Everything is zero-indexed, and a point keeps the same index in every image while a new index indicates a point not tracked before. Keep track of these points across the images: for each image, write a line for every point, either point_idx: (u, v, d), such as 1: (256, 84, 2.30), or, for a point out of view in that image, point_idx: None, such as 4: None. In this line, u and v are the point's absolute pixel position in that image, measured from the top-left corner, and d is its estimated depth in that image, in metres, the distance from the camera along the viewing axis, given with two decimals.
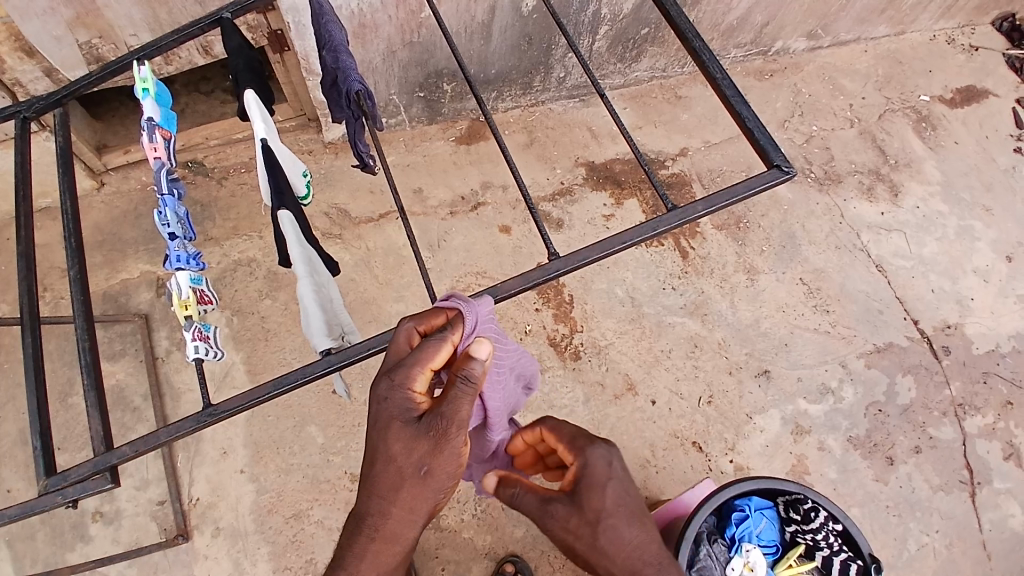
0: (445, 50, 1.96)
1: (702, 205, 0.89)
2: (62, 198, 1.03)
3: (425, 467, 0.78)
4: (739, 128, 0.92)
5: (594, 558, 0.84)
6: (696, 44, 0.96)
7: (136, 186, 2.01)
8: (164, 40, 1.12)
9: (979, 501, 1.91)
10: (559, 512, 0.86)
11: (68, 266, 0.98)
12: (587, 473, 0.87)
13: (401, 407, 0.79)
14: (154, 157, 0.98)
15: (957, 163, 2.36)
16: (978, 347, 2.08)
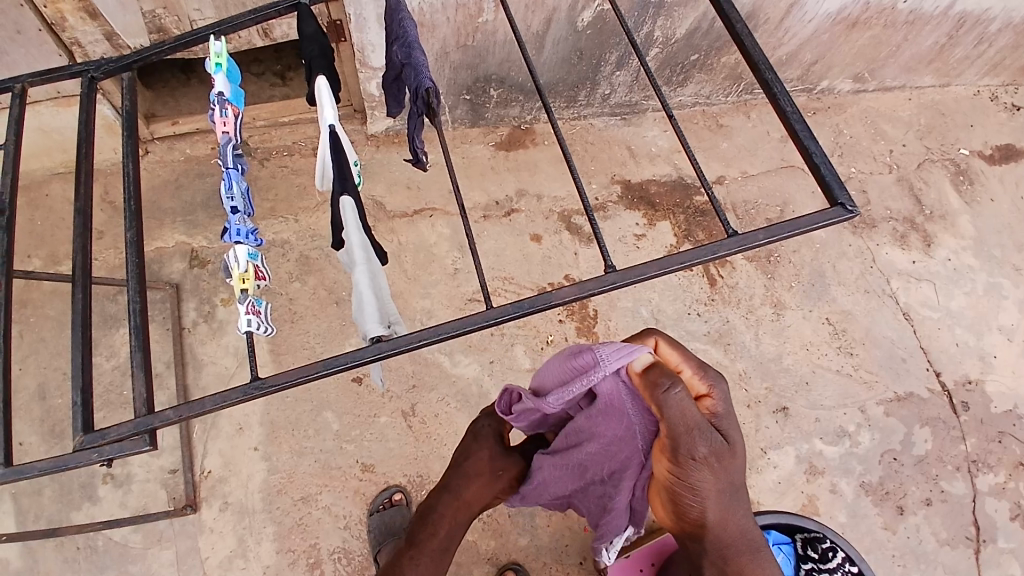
0: (497, 57, 1.98)
1: (764, 233, 0.89)
2: (126, 161, 1.05)
3: (498, 473, 1.14)
4: (805, 162, 0.92)
5: (712, 499, 0.89)
6: (768, 75, 0.97)
7: (179, 157, 2.04)
8: (240, 18, 1.14)
9: (983, 559, 1.89)
10: (706, 449, 0.87)
11: (126, 227, 0.99)
12: (722, 414, 0.93)
13: (490, 430, 1.17)
14: (222, 131, 0.99)
15: (991, 220, 2.35)
16: (996, 406, 2.06)
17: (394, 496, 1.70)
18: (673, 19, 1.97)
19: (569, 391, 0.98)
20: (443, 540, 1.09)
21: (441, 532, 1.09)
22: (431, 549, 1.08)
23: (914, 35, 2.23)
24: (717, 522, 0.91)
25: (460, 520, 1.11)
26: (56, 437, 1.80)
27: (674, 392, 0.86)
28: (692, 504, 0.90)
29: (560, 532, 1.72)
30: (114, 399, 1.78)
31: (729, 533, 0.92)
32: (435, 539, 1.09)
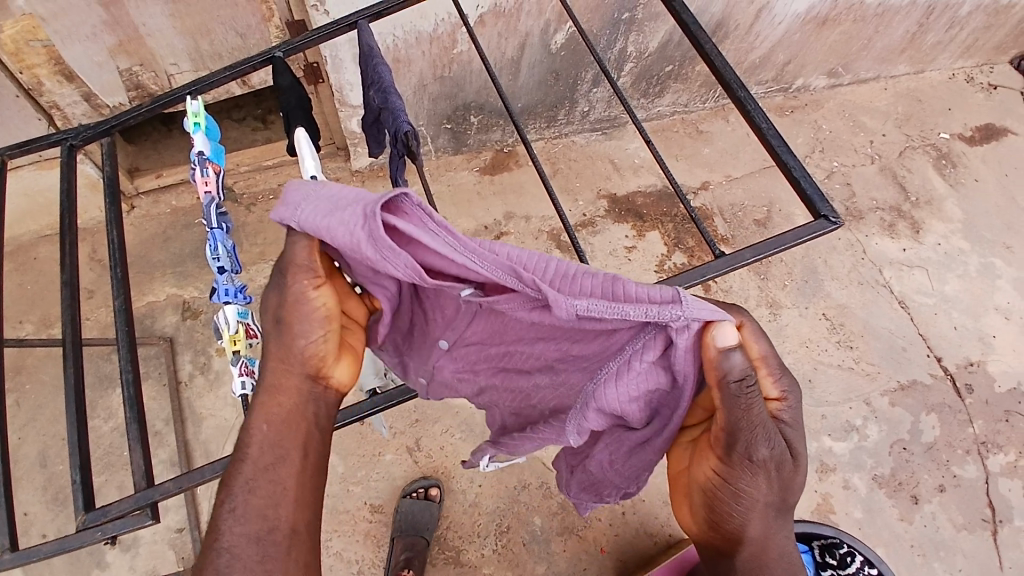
0: (474, 85, 2.01)
1: (751, 252, 0.89)
2: (110, 228, 1.05)
3: (283, 316, 0.75)
4: (785, 176, 0.92)
5: (758, 515, 0.71)
6: (740, 93, 0.97)
7: (165, 210, 2.05)
8: (215, 75, 1.14)
9: (1001, 540, 1.81)
10: (767, 453, 0.68)
11: (114, 295, 0.98)
12: (793, 427, 0.72)
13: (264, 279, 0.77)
14: (204, 191, 0.99)
15: (978, 200, 2.36)
16: (1000, 386, 2.03)
17: (431, 490, 1.70)
18: (645, 34, 2.00)
19: (617, 314, 0.68)
20: (271, 452, 0.72)
21: (256, 446, 0.73)
22: (249, 476, 0.70)
23: (884, 26, 2.27)
24: (757, 541, 0.73)
25: (272, 417, 0.74)
26: (58, 504, 1.78)
27: (745, 384, 0.64)
28: (736, 512, 0.71)
29: (577, 556, 1.70)
30: (115, 461, 1.77)
31: (768, 562, 0.73)
32: (248, 463, 0.71)
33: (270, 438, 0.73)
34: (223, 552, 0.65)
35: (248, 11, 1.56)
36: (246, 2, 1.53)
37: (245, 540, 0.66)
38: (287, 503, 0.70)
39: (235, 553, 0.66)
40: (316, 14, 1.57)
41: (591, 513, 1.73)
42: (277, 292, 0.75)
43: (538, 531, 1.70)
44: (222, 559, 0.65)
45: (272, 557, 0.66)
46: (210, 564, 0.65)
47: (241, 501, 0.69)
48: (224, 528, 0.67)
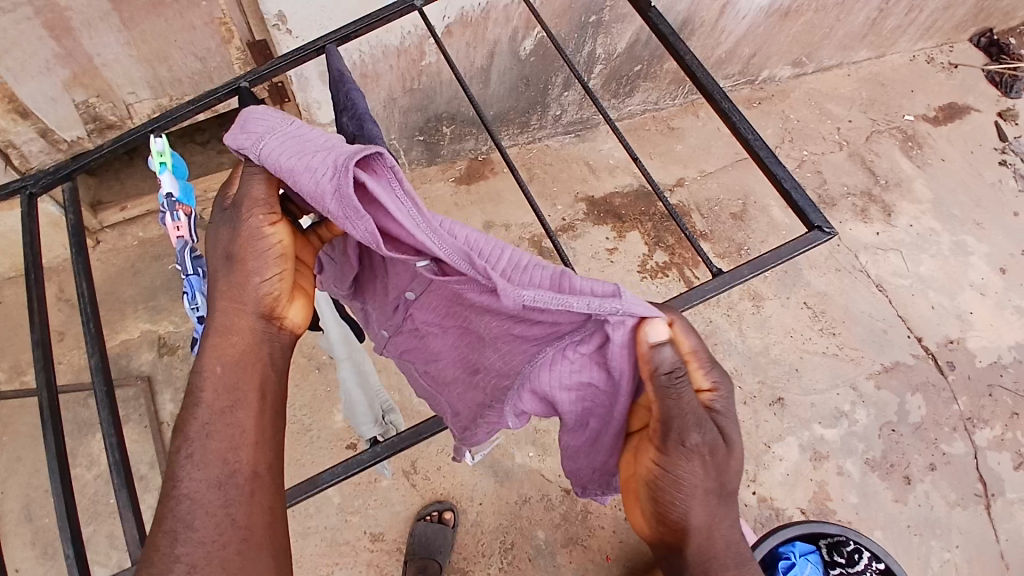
0: (445, 96, 1.98)
1: (748, 268, 0.89)
2: (79, 279, 0.95)
3: (236, 253, 0.77)
4: (776, 189, 0.92)
5: (698, 504, 0.71)
6: (725, 105, 0.96)
7: (132, 242, 1.97)
8: (178, 110, 1.09)
9: (994, 514, 1.86)
10: (702, 440, 0.69)
11: (89, 353, 0.89)
12: (728, 419, 0.74)
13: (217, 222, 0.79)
14: (177, 236, 0.95)
15: (945, 180, 2.42)
16: (981, 361, 2.08)
17: (446, 513, 1.68)
18: (612, 36, 1.99)
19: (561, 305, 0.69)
20: (227, 394, 0.74)
21: (210, 388, 0.74)
22: (205, 420, 0.72)
23: (845, 15, 2.30)
24: (701, 533, 0.73)
25: (226, 360, 0.75)
26: (49, 557, 1.70)
27: (675, 374, 0.67)
28: (682, 503, 0.71)
29: (584, 566, 1.69)
30: (101, 510, 1.69)
31: (717, 554, 0.73)
32: (204, 408, 0.73)
33: (225, 380, 0.75)
34: (184, 500, 0.67)
35: (206, 34, 1.50)
36: (204, 24, 1.47)
37: (204, 485, 0.68)
38: (242, 447, 0.72)
39: (196, 499, 0.67)
40: (278, 33, 1.52)
41: (595, 521, 1.72)
42: (231, 229, 0.78)
43: (543, 545, 1.69)
44: (182, 506, 0.67)
45: (232, 501, 0.68)
46: (171, 511, 0.67)
47: (198, 447, 0.70)
48: (184, 477, 0.69)
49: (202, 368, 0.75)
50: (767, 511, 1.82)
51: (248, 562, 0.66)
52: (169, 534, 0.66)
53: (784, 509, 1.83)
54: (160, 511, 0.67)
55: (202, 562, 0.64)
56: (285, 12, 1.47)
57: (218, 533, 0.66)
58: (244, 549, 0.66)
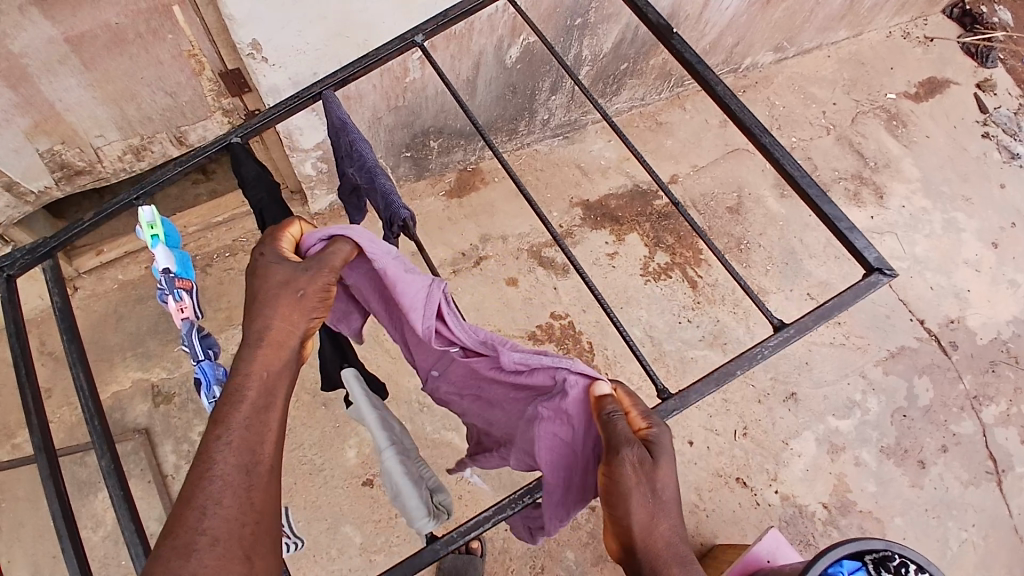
0: (431, 110, 1.90)
1: (812, 318, 0.79)
2: (75, 371, 0.86)
3: (303, 290, 0.73)
4: (831, 228, 0.85)
5: (636, 507, 0.70)
6: (766, 140, 0.91)
7: (112, 285, 1.85)
8: (164, 174, 1.00)
9: (1007, 490, 1.90)
10: (636, 451, 0.71)
11: (98, 457, 0.81)
12: (665, 447, 0.74)
13: (272, 257, 0.76)
14: (181, 317, 0.91)
15: (931, 157, 2.42)
16: (982, 338, 2.10)
17: (471, 544, 1.64)
18: (598, 37, 1.93)
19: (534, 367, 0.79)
20: (264, 403, 0.68)
21: (253, 390, 0.68)
22: (246, 416, 0.66)
23: None
24: (644, 544, 0.70)
25: (275, 367, 0.70)
26: None
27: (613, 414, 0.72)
28: (621, 513, 0.71)
29: None
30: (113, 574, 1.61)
31: (660, 551, 0.70)
32: (246, 405, 0.67)
33: (268, 383, 0.69)
34: (216, 480, 0.62)
35: (175, 67, 1.40)
36: (172, 58, 1.37)
37: (237, 471, 0.63)
38: (272, 441, 0.67)
39: (226, 481, 0.63)
40: (253, 62, 1.43)
41: None
42: (308, 277, 0.74)
43: (575, 565, 1.67)
44: (214, 484, 0.62)
45: (259, 487, 0.64)
46: (201, 488, 0.62)
47: (237, 436, 0.65)
48: (218, 458, 0.63)
49: (249, 364, 0.69)
50: (791, 509, 1.83)
51: (263, 545, 0.63)
52: (199, 507, 0.61)
53: (807, 505, 1.83)
54: (187, 488, 0.62)
55: (225, 538, 0.60)
56: (260, 41, 1.39)
57: (244, 513, 0.62)
58: (261, 530, 0.63)
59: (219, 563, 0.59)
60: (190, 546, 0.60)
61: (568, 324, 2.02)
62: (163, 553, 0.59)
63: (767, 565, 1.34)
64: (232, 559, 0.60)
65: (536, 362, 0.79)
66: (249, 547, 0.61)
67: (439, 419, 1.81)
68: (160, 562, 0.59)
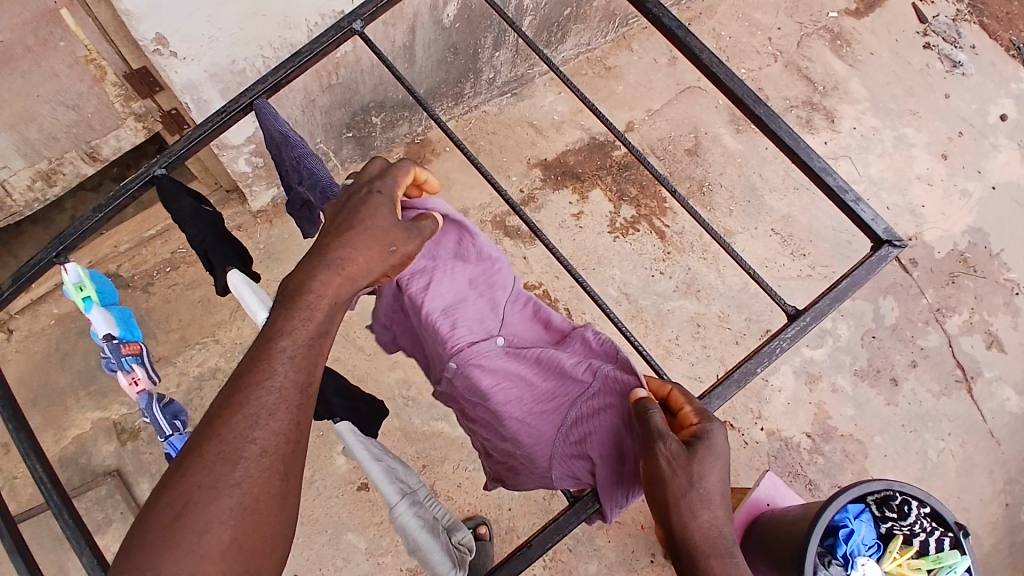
0: (368, 84, 1.74)
1: (831, 299, 0.88)
2: (32, 463, 0.81)
3: (394, 246, 0.76)
4: (838, 202, 0.92)
5: (675, 500, 0.72)
6: (761, 110, 0.94)
7: (49, 322, 1.72)
8: (82, 224, 0.89)
9: (976, 394, 2.01)
10: (677, 447, 0.72)
11: (79, 549, 0.77)
12: (716, 449, 0.74)
13: (388, 199, 0.78)
14: (137, 389, 1.26)
15: (878, 75, 2.40)
16: (940, 251, 2.16)
17: (480, 528, 1.65)
18: None
19: (590, 352, 0.88)
20: (322, 332, 0.71)
21: (318, 316, 0.71)
22: (307, 338, 0.70)
23: None
24: (682, 535, 0.72)
25: (343, 299, 0.73)
26: None
27: (650, 407, 0.75)
28: (664, 507, 0.73)
29: (623, 541, 1.72)
30: None
31: (692, 543, 0.71)
32: (312, 325, 0.71)
33: (330, 311, 0.72)
34: (274, 392, 0.66)
35: (73, 77, 1.27)
36: (67, 67, 1.24)
37: (292, 388, 0.68)
38: (323, 364, 0.71)
39: (281, 395, 0.67)
40: (161, 59, 1.26)
41: None
42: (410, 231, 0.78)
43: (582, 533, 1.71)
44: (269, 396, 0.66)
45: (307, 407, 0.69)
46: (258, 396, 0.66)
47: (299, 354, 0.69)
48: (279, 369, 0.67)
49: (325, 284, 0.72)
50: (778, 442, 1.90)
51: (300, 463, 0.68)
52: (250, 417, 0.65)
53: (792, 437, 1.91)
54: (242, 391, 0.66)
55: (272, 451, 0.65)
56: (164, 33, 1.21)
57: (290, 430, 0.67)
58: (300, 448, 0.68)
59: (264, 474, 0.64)
60: (239, 453, 0.64)
61: (543, 294, 1.98)
62: (211, 456, 0.63)
63: (768, 508, 1.38)
64: (273, 473, 0.65)
65: (597, 351, 0.88)
66: (290, 463, 0.66)
67: (426, 411, 1.76)
68: (207, 461, 0.63)
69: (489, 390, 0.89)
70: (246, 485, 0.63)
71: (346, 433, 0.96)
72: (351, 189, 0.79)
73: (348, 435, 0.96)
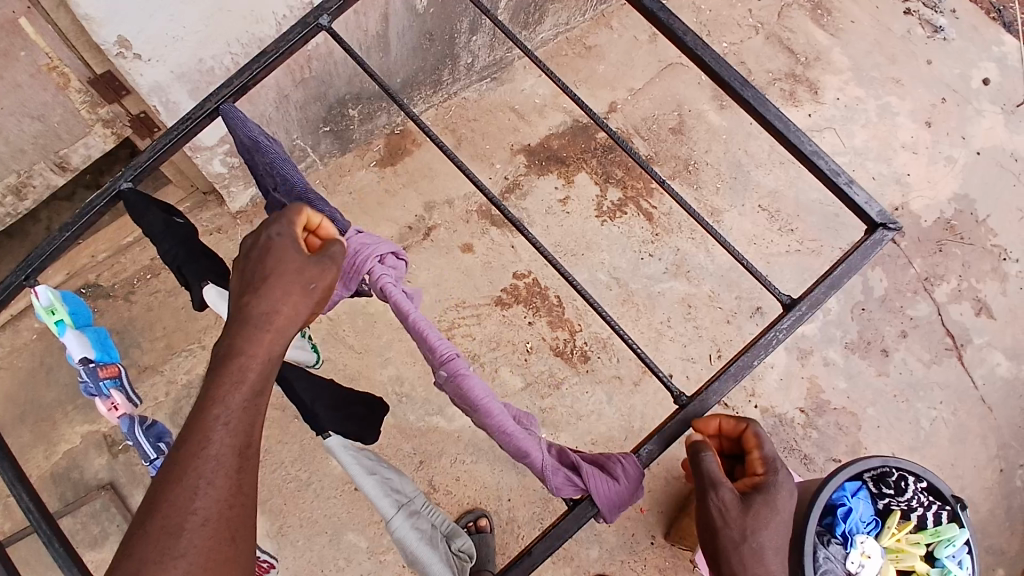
0: (343, 76, 1.69)
1: (824, 287, 0.92)
2: (18, 494, 0.81)
3: (314, 284, 0.75)
4: (830, 186, 0.96)
5: (729, 550, 0.81)
6: (749, 95, 0.97)
7: (31, 337, 1.69)
8: (52, 243, 0.92)
9: (967, 361, 2.03)
10: (730, 497, 0.81)
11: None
12: (773, 499, 0.82)
13: (290, 239, 0.77)
14: (115, 413, 1.26)
15: (859, 43, 2.37)
16: (926, 220, 2.16)
17: (481, 520, 1.67)
18: None
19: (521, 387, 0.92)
20: (258, 391, 0.71)
21: (250, 379, 0.70)
22: (243, 397, 0.70)
23: None
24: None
25: (275, 356, 0.73)
26: None
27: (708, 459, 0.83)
28: (718, 553, 0.82)
29: (623, 525, 1.74)
30: None
31: None
32: (245, 387, 0.70)
33: (265, 367, 0.72)
34: (211, 460, 0.66)
35: (36, 87, 1.22)
36: (29, 76, 1.19)
37: (231, 454, 0.67)
38: (261, 425, 0.71)
39: (220, 462, 0.67)
40: (125, 62, 1.22)
41: None
42: (319, 268, 0.76)
43: None
44: (208, 465, 0.66)
45: (249, 470, 0.69)
46: (196, 468, 0.65)
47: (235, 418, 0.68)
48: (214, 438, 0.67)
49: (253, 345, 0.71)
50: (772, 419, 1.91)
51: (247, 525, 0.68)
52: (190, 487, 0.65)
53: (786, 413, 1.92)
54: (181, 463, 0.66)
55: (215, 519, 0.65)
56: (127, 36, 1.17)
57: (232, 494, 0.67)
58: (245, 510, 0.68)
59: (208, 542, 0.64)
60: (181, 524, 0.64)
61: (533, 282, 1.96)
62: (154, 529, 0.63)
63: None
64: (219, 539, 0.65)
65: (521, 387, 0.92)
66: (236, 527, 0.67)
67: (421, 406, 1.76)
68: (150, 538, 0.63)
69: (482, 396, 0.81)
70: (191, 555, 0.63)
71: (337, 447, 1.02)
72: (250, 241, 0.78)
73: (338, 449, 1.02)
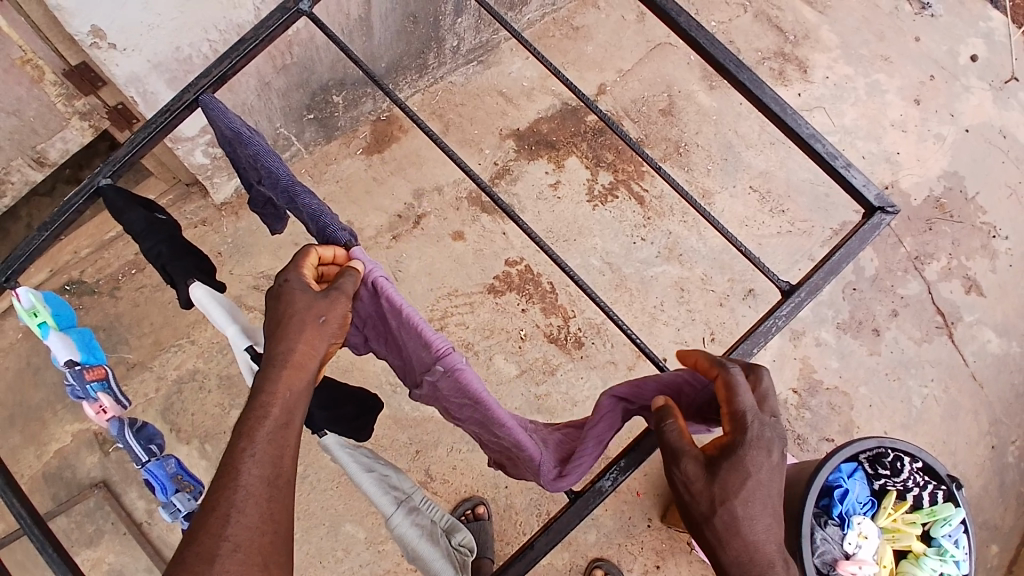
0: (326, 62, 1.65)
1: (822, 273, 0.91)
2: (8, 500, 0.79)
3: (324, 316, 0.76)
4: (829, 171, 0.95)
5: (709, 520, 0.73)
6: (745, 77, 0.95)
7: (16, 335, 1.65)
8: (29, 244, 0.89)
9: (957, 338, 2.05)
10: (694, 468, 0.74)
11: None
12: (743, 463, 0.73)
13: (298, 280, 0.78)
14: (106, 417, 1.24)
15: (848, 20, 2.35)
16: (916, 198, 2.17)
17: (478, 507, 1.67)
18: None
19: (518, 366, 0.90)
20: (285, 423, 0.72)
21: (275, 413, 0.71)
22: (269, 429, 0.70)
23: None
24: (717, 550, 0.73)
25: (298, 388, 0.73)
26: None
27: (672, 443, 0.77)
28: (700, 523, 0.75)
29: (620, 509, 1.75)
30: None
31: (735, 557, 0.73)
32: (270, 420, 0.71)
33: (291, 402, 0.73)
34: (240, 490, 0.66)
35: (9, 81, 1.18)
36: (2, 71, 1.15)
37: (259, 483, 0.67)
38: (291, 455, 0.71)
39: (250, 492, 0.67)
40: (100, 53, 1.17)
41: None
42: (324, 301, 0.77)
43: None
44: (237, 494, 0.66)
45: (279, 498, 0.68)
46: (226, 497, 0.66)
47: (262, 448, 0.69)
48: (243, 468, 0.67)
49: (274, 382, 0.73)
50: None
51: (281, 554, 0.66)
52: (221, 516, 0.65)
53: (778, 393, 1.94)
54: (213, 497, 0.66)
55: (246, 545, 0.64)
56: (101, 26, 1.13)
57: (264, 522, 0.66)
58: (279, 541, 0.67)
59: (240, 569, 0.63)
60: (213, 552, 0.63)
61: (525, 269, 1.94)
62: (188, 559, 0.63)
63: None
64: (251, 565, 0.63)
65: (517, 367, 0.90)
66: (271, 555, 0.65)
67: None
68: (187, 570, 0.63)
69: (483, 391, 0.80)
70: None
71: (333, 445, 1.00)
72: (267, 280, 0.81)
73: (335, 447, 1.00)
